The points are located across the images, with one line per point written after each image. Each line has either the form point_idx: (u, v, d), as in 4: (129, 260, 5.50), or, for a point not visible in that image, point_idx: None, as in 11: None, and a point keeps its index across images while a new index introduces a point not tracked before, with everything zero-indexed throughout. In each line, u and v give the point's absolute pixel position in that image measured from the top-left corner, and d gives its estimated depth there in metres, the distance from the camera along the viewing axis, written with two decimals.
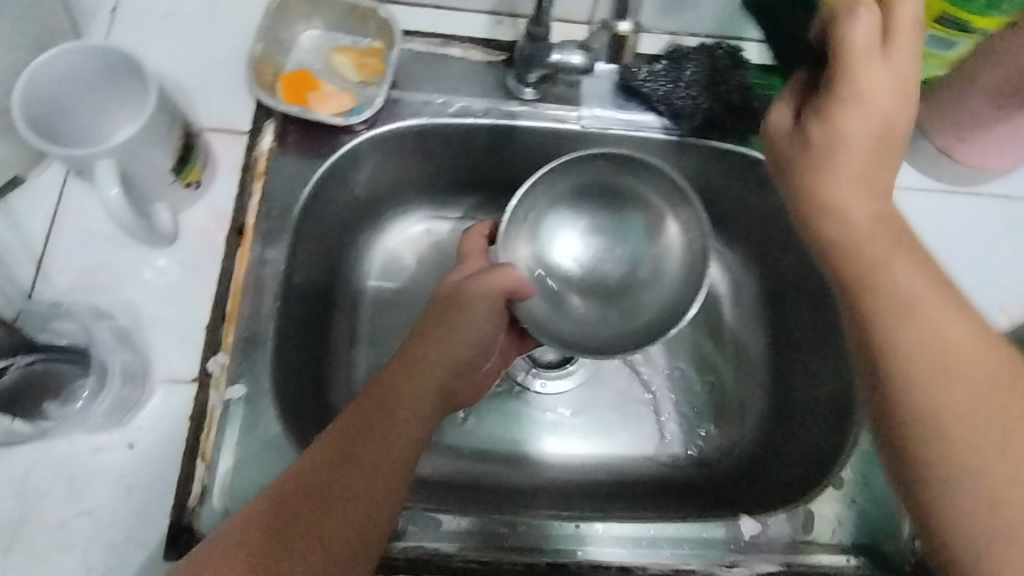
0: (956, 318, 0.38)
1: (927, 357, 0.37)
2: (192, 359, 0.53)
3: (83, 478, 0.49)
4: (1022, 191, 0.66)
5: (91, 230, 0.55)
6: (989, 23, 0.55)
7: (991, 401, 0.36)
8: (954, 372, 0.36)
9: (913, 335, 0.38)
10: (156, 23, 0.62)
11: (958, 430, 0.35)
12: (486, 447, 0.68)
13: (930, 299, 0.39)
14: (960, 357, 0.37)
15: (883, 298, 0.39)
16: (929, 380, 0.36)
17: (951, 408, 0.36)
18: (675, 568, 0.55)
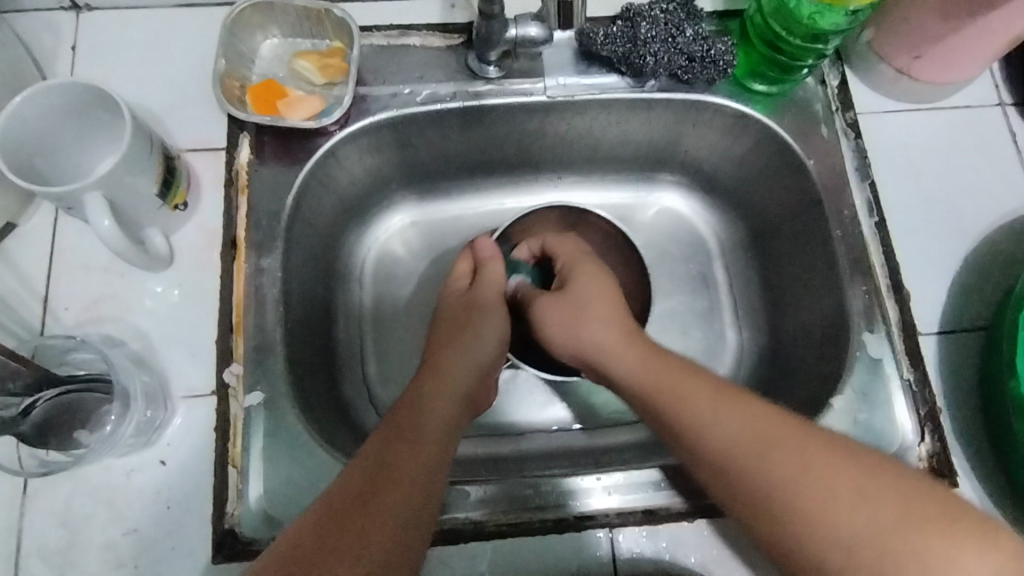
0: (733, 407, 0.43)
1: (731, 454, 0.41)
2: (207, 373, 0.55)
3: (121, 499, 0.52)
4: (982, 100, 0.68)
5: (91, 264, 0.57)
6: None
7: (768, 441, 0.40)
8: (763, 461, 0.40)
9: (714, 446, 0.42)
10: (118, 54, 0.63)
11: (787, 500, 0.38)
12: (490, 423, 0.71)
13: (715, 407, 0.43)
14: (755, 439, 0.41)
15: (680, 420, 0.44)
16: (694, 437, 0.43)
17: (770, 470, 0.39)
18: (695, 504, 0.57)
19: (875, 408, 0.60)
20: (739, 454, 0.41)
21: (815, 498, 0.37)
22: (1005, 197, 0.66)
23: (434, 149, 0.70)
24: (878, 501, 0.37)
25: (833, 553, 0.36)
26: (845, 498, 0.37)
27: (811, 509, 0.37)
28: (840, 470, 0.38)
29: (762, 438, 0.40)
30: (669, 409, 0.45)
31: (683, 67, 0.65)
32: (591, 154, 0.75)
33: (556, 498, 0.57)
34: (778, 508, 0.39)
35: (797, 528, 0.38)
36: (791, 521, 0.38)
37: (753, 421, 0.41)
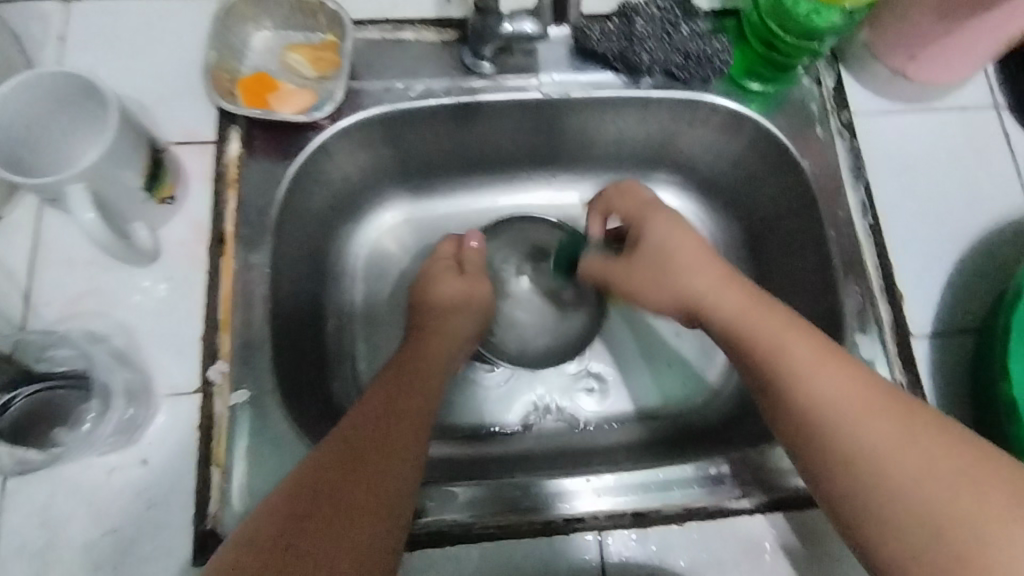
0: (839, 365, 0.43)
1: (815, 412, 0.42)
2: (192, 371, 0.54)
3: (102, 498, 0.51)
4: (976, 102, 0.68)
5: (74, 258, 0.56)
6: None
7: (877, 406, 0.41)
8: (854, 426, 0.40)
9: (801, 399, 0.43)
10: (107, 45, 0.62)
11: (872, 471, 0.39)
12: (479, 424, 0.70)
13: (825, 366, 0.43)
14: (852, 401, 0.41)
15: (772, 367, 0.44)
16: (797, 389, 0.43)
17: (859, 430, 0.40)
18: (685, 507, 0.57)
19: None
20: (832, 412, 0.41)
21: (897, 480, 0.38)
22: (998, 199, 0.66)
23: (428, 146, 0.69)
24: (979, 488, 0.37)
25: (900, 535, 0.37)
26: (940, 482, 0.37)
27: (887, 487, 0.38)
28: (937, 453, 0.38)
29: (860, 400, 0.41)
30: (760, 354, 0.45)
31: (679, 65, 0.64)
32: (587, 153, 0.74)
33: (543, 500, 0.56)
34: (852, 479, 0.40)
35: (872, 498, 0.39)
36: (859, 489, 0.39)
37: (856, 385, 0.42)
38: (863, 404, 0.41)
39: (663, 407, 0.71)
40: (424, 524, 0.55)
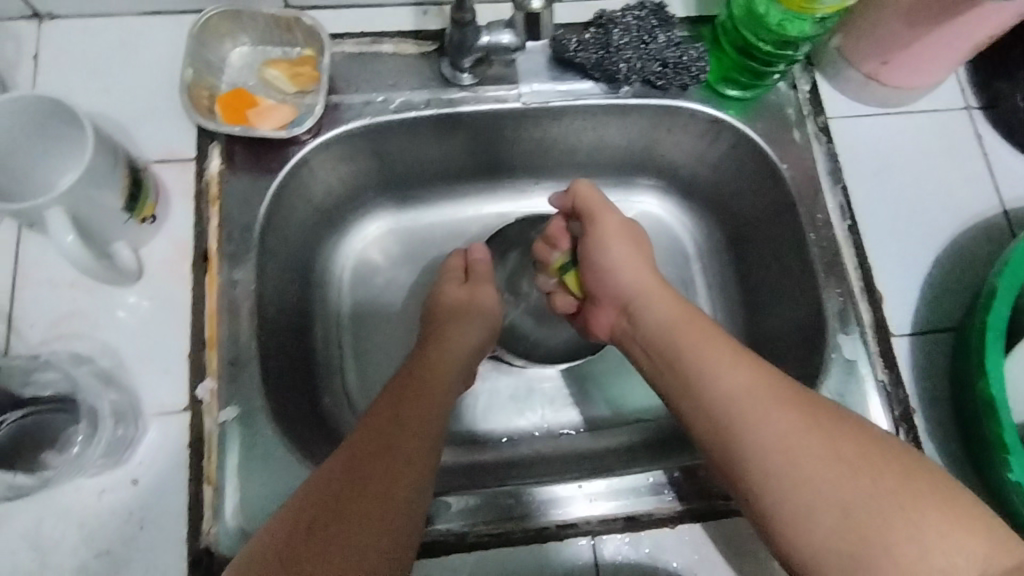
0: (749, 365, 0.48)
1: (730, 407, 0.46)
2: (179, 389, 0.55)
3: (92, 520, 0.51)
4: (948, 103, 0.69)
5: (58, 280, 0.56)
6: None
7: (778, 397, 0.45)
8: (762, 421, 0.44)
9: (717, 395, 0.47)
10: (83, 64, 0.61)
11: (779, 462, 0.43)
12: (469, 432, 0.71)
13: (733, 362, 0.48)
14: (762, 397, 0.45)
15: (694, 369, 0.49)
16: (712, 381, 0.48)
17: (766, 418, 0.44)
18: (676, 510, 0.57)
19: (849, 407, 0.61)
20: (743, 408, 0.45)
21: (804, 470, 0.42)
22: (972, 197, 0.67)
23: (411, 156, 0.70)
24: (873, 479, 0.41)
25: (803, 520, 0.41)
26: (834, 470, 0.41)
27: (794, 474, 0.42)
28: (838, 444, 0.42)
29: (773, 395, 0.45)
30: (683, 354, 0.51)
31: (657, 74, 0.65)
32: (568, 159, 0.75)
33: (536, 507, 0.57)
34: (764, 471, 0.43)
35: (781, 485, 0.42)
36: (773, 479, 0.43)
37: (767, 384, 0.46)
38: (767, 393, 0.46)
39: (649, 410, 0.73)
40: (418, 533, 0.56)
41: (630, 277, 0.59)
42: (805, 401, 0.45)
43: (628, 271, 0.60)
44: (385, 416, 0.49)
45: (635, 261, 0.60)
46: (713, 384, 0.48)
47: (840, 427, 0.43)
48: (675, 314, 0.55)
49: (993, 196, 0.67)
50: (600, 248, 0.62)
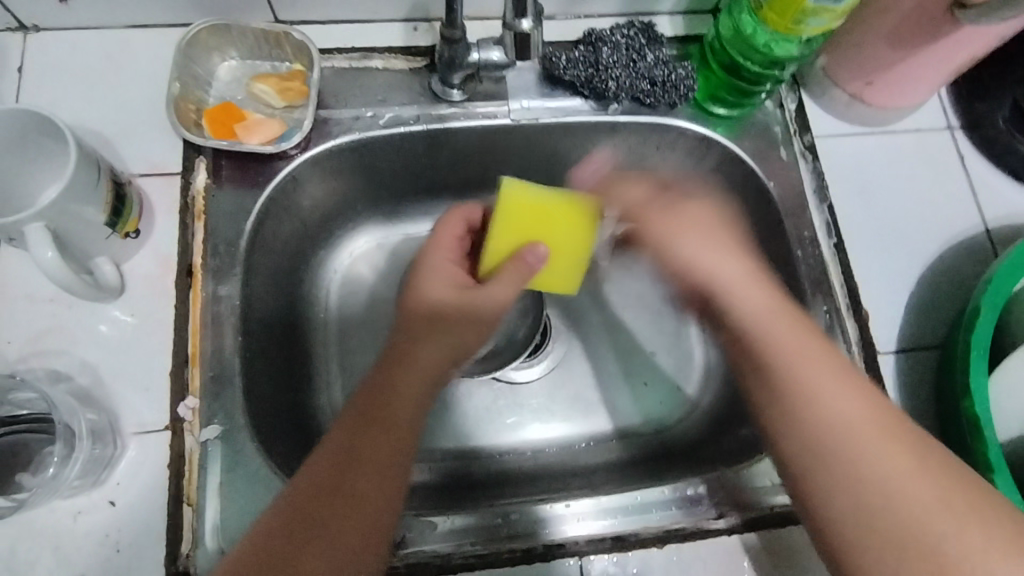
0: (852, 389, 0.47)
1: (824, 426, 0.46)
2: (160, 407, 0.53)
3: (66, 543, 0.50)
4: (931, 123, 0.70)
5: (37, 295, 0.55)
6: None
7: (864, 416, 0.46)
8: (861, 448, 0.45)
9: (811, 413, 0.47)
10: (68, 76, 0.61)
11: (865, 493, 0.44)
12: (458, 450, 0.72)
13: (822, 371, 0.48)
14: (864, 429, 0.45)
15: (796, 384, 0.48)
16: (804, 390, 0.47)
17: (854, 435, 0.45)
18: (665, 529, 0.57)
19: None
20: (840, 426, 0.46)
21: (888, 493, 0.43)
22: (957, 216, 0.68)
23: (401, 171, 0.69)
24: (945, 502, 0.42)
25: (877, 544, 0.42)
26: (912, 494, 0.43)
27: (880, 506, 0.43)
28: (920, 470, 0.44)
29: (877, 428, 0.45)
30: (774, 356, 0.49)
31: (646, 92, 0.65)
32: (558, 175, 0.75)
33: (525, 527, 0.56)
34: (849, 492, 0.44)
35: (862, 515, 0.43)
36: (861, 505, 0.43)
37: (871, 415, 0.46)
38: (855, 414, 0.46)
39: (631, 426, 0.74)
40: (403, 554, 0.55)
41: (720, 278, 0.54)
42: (887, 419, 0.46)
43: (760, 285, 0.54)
44: (328, 461, 0.46)
45: (739, 262, 0.55)
46: (808, 397, 0.47)
47: (916, 446, 0.45)
48: (785, 315, 0.51)
49: (977, 214, 0.68)
50: (712, 240, 0.56)
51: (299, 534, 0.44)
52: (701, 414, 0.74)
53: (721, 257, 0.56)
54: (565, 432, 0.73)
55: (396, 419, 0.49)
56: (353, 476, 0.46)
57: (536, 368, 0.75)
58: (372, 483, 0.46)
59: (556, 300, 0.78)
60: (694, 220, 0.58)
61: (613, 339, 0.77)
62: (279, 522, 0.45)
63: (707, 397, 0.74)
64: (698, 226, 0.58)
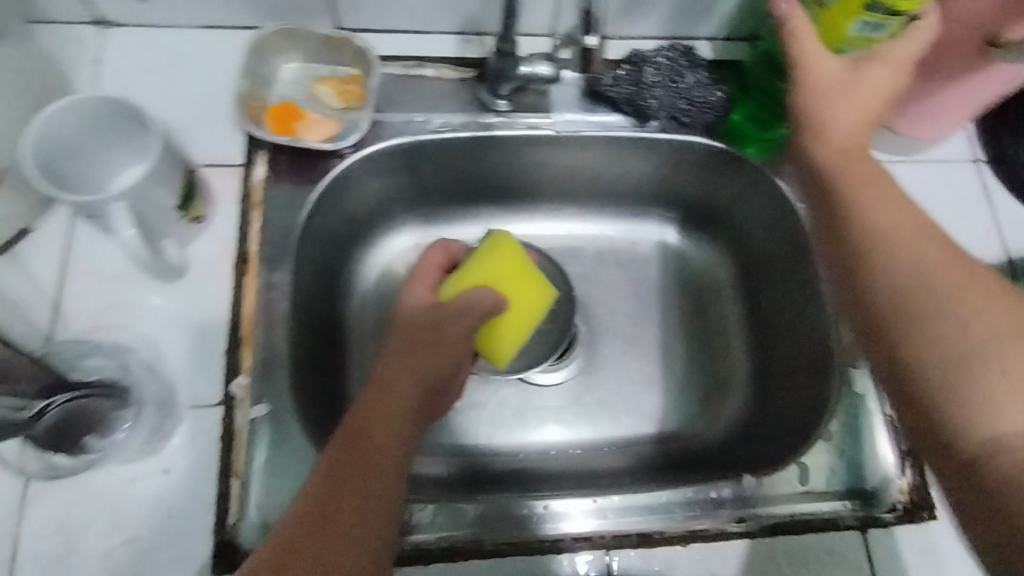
0: (931, 238, 0.45)
1: (885, 251, 0.45)
2: (213, 384, 0.56)
3: (121, 507, 0.52)
4: (956, 154, 0.73)
5: (105, 272, 0.58)
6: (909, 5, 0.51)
7: (951, 272, 0.43)
8: (916, 253, 0.44)
9: (891, 266, 0.44)
10: (143, 70, 0.65)
11: (917, 285, 0.43)
12: (484, 446, 0.75)
13: (903, 233, 0.46)
14: (920, 245, 0.45)
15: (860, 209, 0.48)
16: (876, 243, 0.46)
17: (928, 278, 0.43)
18: (688, 529, 0.59)
19: (858, 443, 0.63)
20: (922, 276, 0.43)
21: (957, 325, 0.40)
22: (980, 244, 0.70)
23: (444, 175, 0.73)
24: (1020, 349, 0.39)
25: (921, 287, 0.43)
26: (983, 332, 0.40)
27: (951, 305, 0.41)
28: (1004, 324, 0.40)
29: (951, 248, 0.45)
30: (865, 223, 0.47)
31: (683, 111, 0.69)
32: (592, 186, 0.78)
33: (552, 519, 0.59)
34: (917, 326, 0.42)
35: (930, 300, 0.42)
36: (915, 341, 0.41)
37: (934, 240, 0.46)
38: (935, 263, 0.44)
39: (652, 434, 0.76)
40: (434, 537, 0.57)
41: (819, 87, 0.53)
42: (974, 275, 0.43)
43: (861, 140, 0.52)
44: (345, 457, 0.48)
45: (861, 87, 0.53)
46: (882, 253, 0.45)
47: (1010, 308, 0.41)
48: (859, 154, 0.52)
49: (999, 244, 0.70)
50: (842, 82, 0.53)
51: (323, 519, 0.45)
52: (720, 424, 0.76)
53: (849, 132, 0.53)
54: (590, 435, 0.76)
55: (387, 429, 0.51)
56: (371, 467, 0.48)
57: (563, 372, 0.78)
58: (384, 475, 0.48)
59: (583, 307, 0.80)
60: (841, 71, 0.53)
61: (637, 347, 0.79)
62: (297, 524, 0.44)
63: (727, 408, 0.77)
64: (843, 98, 0.53)
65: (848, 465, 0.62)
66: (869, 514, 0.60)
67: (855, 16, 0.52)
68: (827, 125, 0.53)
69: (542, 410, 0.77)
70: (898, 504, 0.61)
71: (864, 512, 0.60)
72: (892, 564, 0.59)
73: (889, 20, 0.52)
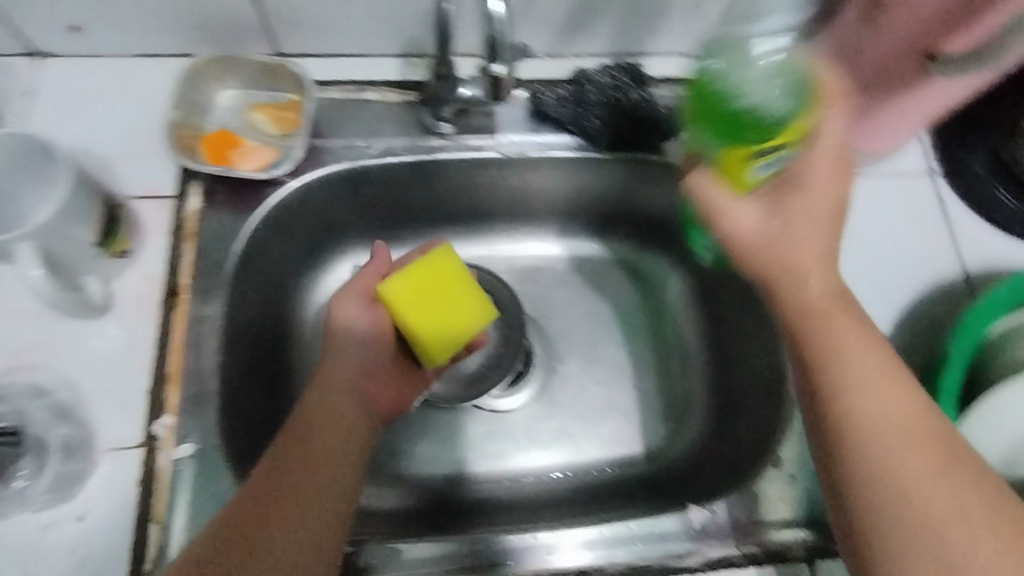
0: (894, 387, 0.43)
1: (863, 425, 0.42)
2: (136, 424, 0.54)
3: (34, 557, 0.50)
4: (912, 167, 0.71)
5: (25, 310, 0.56)
6: (797, 130, 0.45)
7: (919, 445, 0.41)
8: (902, 460, 0.41)
9: (870, 440, 0.42)
10: (72, 101, 0.63)
11: (896, 513, 0.40)
12: (436, 477, 0.73)
13: (870, 386, 0.43)
14: (887, 412, 0.42)
15: (842, 386, 0.43)
16: (851, 411, 0.43)
17: (897, 455, 0.41)
18: (631, 564, 0.57)
19: (811, 469, 0.60)
20: (892, 452, 0.41)
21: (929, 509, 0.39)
22: (937, 260, 0.68)
23: (390, 201, 0.71)
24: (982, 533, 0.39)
25: (902, 511, 0.40)
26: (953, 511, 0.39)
27: (911, 494, 0.40)
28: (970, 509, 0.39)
29: (936, 454, 0.41)
30: (836, 382, 0.43)
31: (630, 130, 0.67)
32: (544, 207, 0.77)
33: (492, 556, 0.56)
34: (894, 513, 0.40)
35: (907, 536, 0.39)
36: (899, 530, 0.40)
37: (919, 426, 0.42)
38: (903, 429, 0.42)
39: (609, 461, 0.74)
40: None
41: (750, 248, 0.48)
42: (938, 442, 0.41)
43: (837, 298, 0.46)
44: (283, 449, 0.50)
45: (800, 208, 0.47)
46: (859, 422, 0.42)
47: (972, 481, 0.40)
48: (835, 311, 0.46)
49: (956, 258, 0.68)
50: (793, 228, 0.47)
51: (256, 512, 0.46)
52: (679, 449, 0.74)
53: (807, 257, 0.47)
54: (546, 461, 0.74)
55: (325, 420, 0.53)
56: (307, 463, 0.49)
57: (519, 397, 0.76)
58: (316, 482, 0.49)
59: (540, 330, 0.78)
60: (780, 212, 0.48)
61: (595, 370, 0.77)
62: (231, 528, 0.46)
63: (688, 433, 0.74)
64: (793, 227, 0.48)
65: (802, 495, 0.60)
66: (823, 545, 0.58)
67: (750, 172, 0.46)
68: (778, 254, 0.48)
69: (497, 438, 0.75)
70: None
71: (818, 542, 0.58)
72: None
73: (787, 151, 0.46)
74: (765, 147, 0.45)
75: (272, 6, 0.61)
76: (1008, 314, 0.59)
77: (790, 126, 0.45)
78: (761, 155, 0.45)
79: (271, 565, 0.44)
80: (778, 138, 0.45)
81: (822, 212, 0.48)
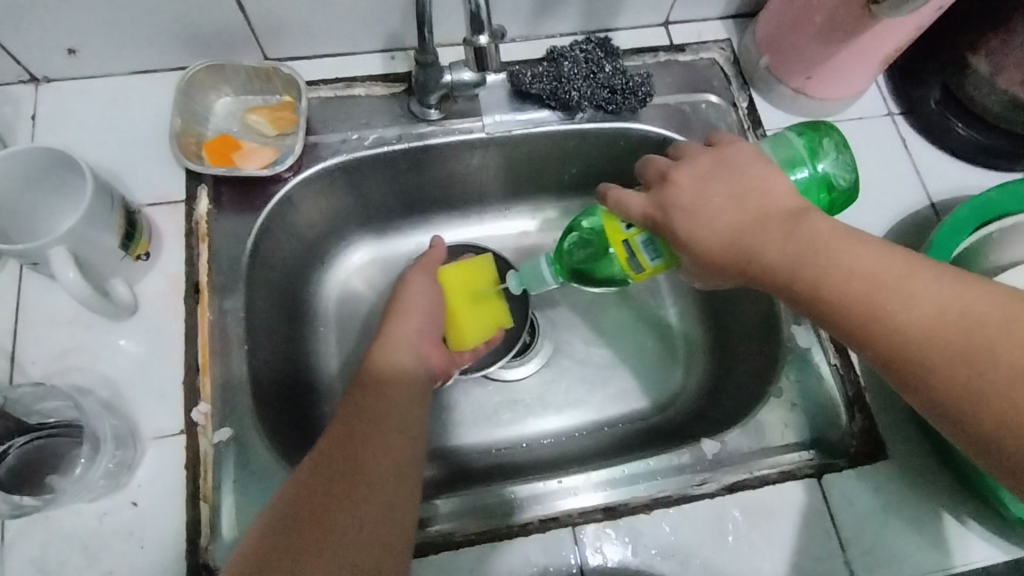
0: (873, 266, 0.42)
1: (867, 312, 0.41)
2: (175, 414, 0.58)
3: (96, 542, 0.53)
4: (872, 111, 0.76)
5: (58, 318, 0.60)
6: (614, 233, 0.55)
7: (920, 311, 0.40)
8: (936, 337, 0.39)
9: (874, 323, 0.41)
10: (78, 120, 0.67)
11: (974, 397, 0.37)
12: (458, 447, 0.76)
13: (848, 281, 0.42)
14: (873, 290, 0.41)
15: (853, 305, 0.42)
16: (835, 312, 0.43)
17: (901, 328, 0.40)
18: (653, 497, 0.60)
19: (806, 395, 0.65)
20: (898, 323, 0.40)
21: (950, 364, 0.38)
22: (904, 194, 0.73)
23: (388, 189, 0.75)
24: None
25: (966, 387, 0.37)
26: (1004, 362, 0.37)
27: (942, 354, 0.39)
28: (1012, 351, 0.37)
29: (963, 312, 0.39)
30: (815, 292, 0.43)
31: (607, 99, 0.71)
32: (533, 183, 0.81)
33: (521, 502, 0.61)
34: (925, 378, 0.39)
35: (982, 408, 0.37)
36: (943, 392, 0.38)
37: (932, 302, 0.40)
38: (890, 296, 0.41)
39: (619, 416, 0.78)
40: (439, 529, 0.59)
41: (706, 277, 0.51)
42: (934, 293, 0.40)
43: (790, 229, 0.45)
44: (347, 423, 0.52)
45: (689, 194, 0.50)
46: (849, 314, 0.42)
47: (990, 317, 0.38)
48: (809, 241, 0.44)
49: (921, 190, 0.73)
50: (710, 217, 0.48)
51: (332, 479, 0.48)
52: (683, 397, 0.78)
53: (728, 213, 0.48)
54: (560, 422, 0.78)
55: (387, 375, 0.57)
56: (374, 415, 0.53)
57: (530, 364, 0.80)
58: (384, 445, 0.51)
59: (539, 300, 0.83)
60: (689, 212, 0.49)
61: (596, 332, 0.82)
62: (317, 469, 0.48)
63: (689, 382, 0.79)
64: (709, 198, 0.49)
65: (802, 419, 0.64)
66: (827, 462, 0.62)
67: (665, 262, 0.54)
68: (708, 217, 0.49)
69: (511, 405, 0.79)
70: (851, 447, 0.62)
71: (822, 460, 0.62)
72: (854, 508, 0.60)
73: (638, 237, 0.53)
74: (628, 265, 0.54)
75: (257, 12, 0.64)
76: (974, 230, 0.63)
77: (614, 242, 0.55)
78: (635, 264, 0.54)
79: (351, 523, 0.45)
80: (620, 251, 0.54)
81: (730, 182, 0.49)
